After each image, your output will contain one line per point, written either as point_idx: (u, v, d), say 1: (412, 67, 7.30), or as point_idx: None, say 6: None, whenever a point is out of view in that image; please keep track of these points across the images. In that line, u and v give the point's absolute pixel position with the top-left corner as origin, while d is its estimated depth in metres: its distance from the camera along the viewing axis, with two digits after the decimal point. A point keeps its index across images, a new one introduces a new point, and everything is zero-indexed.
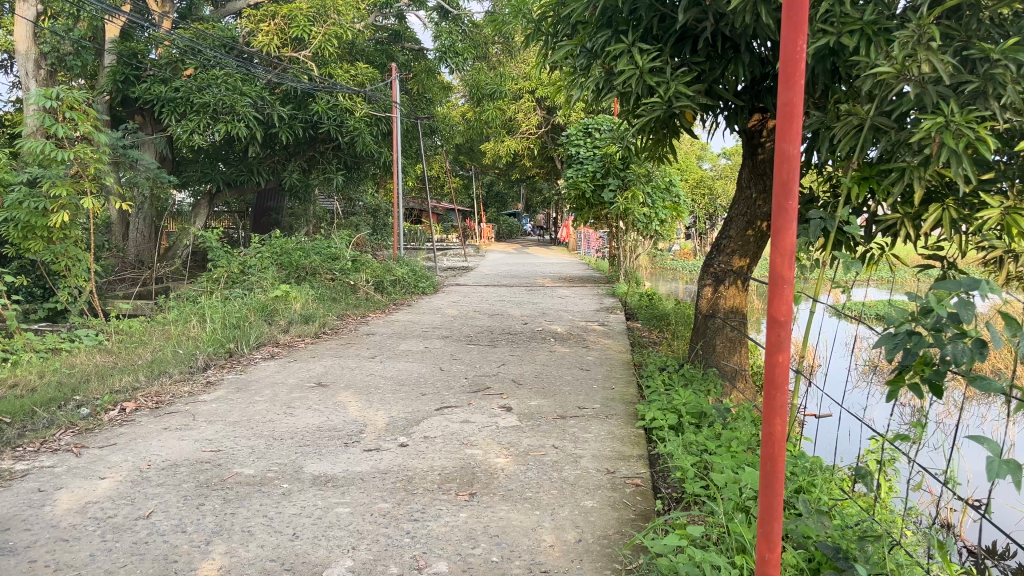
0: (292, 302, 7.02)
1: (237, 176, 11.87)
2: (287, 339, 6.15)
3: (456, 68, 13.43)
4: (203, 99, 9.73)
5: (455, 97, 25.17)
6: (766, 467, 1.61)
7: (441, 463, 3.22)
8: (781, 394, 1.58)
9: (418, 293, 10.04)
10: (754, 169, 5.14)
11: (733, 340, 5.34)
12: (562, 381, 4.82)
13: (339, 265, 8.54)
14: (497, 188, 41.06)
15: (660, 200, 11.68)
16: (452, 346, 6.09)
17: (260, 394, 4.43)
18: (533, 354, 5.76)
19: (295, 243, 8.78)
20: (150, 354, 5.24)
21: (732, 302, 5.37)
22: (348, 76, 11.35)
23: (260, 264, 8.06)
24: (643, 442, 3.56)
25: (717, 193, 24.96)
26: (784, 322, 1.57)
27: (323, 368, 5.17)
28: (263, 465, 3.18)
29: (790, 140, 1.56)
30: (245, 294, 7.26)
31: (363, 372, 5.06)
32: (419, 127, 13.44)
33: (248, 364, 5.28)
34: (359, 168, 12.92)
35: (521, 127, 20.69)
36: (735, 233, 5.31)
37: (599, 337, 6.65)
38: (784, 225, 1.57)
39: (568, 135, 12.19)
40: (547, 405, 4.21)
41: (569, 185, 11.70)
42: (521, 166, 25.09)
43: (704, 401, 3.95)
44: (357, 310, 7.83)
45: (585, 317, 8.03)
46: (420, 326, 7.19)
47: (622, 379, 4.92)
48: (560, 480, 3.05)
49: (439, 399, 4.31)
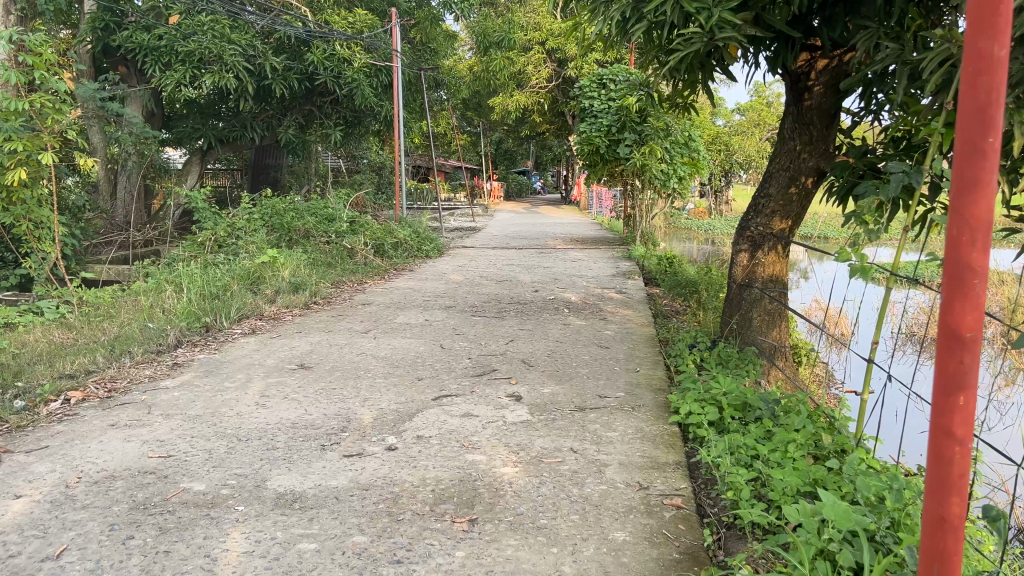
0: (281, 268, 6.38)
1: (230, 132, 11.13)
2: (273, 310, 5.57)
3: (462, 14, 12.67)
4: (188, 47, 9.00)
5: (462, 50, 24.16)
6: (934, 569, 1.07)
7: (435, 475, 2.63)
8: (964, 458, 1.03)
9: (421, 256, 9.45)
10: (798, 118, 4.48)
11: (772, 313, 4.74)
12: (578, 361, 4.22)
13: (335, 228, 7.92)
14: (505, 145, 40.17)
15: (678, 155, 10.95)
16: (455, 318, 5.50)
17: (231, 380, 3.84)
18: (545, 327, 5.16)
19: (289, 203, 8.18)
20: (114, 330, 4.66)
21: (770, 271, 4.73)
22: (345, 23, 10.64)
23: (249, 226, 7.41)
24: (679, 444, 2.97)
25: (733, 149, 24.25)
26: (971, 341, 1.01)
27: (309, 346, 4.58)
28: (218, 479, 2.60)
29: (993, 40, 0.98)
30: (231, 259, 6.63)
31: (353, 350, 4.47)
32: (423, 79, 12.71)
33: (227, 341, 4.70)
34: (359, 123, 12.25)
35: (531, 80, 19.88)
36: (776, 191, 4.65)
37: (617, 307, 6.03)
38: (981, 170, 1.00)
39: (581, 86, 11.45)
40: (563, 394, 3.61)
41: (583, 141, 10.99)
42: (530, 122, 24.27)
43: (747, 389, 3.38)
44: (353, 277, 7.23)
45: (601, 283, 7.41)
46: (421, 294, 6.59)
47: (646, 360, 4.32)
48: (581, 500, 2.45)
49: (437, 385, 3.73)
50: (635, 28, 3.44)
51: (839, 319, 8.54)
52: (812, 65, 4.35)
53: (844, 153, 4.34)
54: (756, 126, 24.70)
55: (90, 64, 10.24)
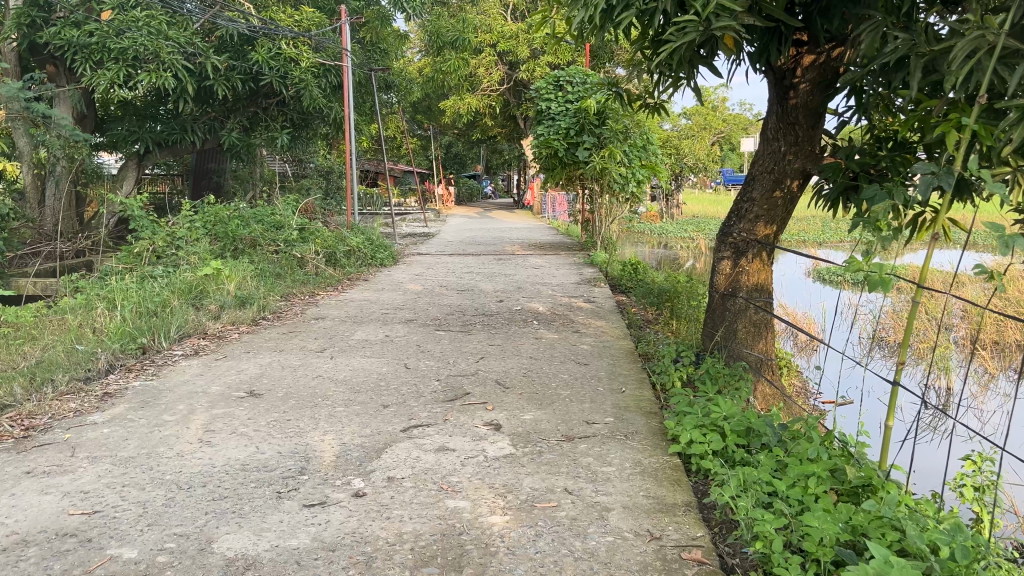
0: (226, 281, 5.89)
1: (169, 135, 10.45)
2: (217, 327, 5.11)
3: (413, 13, 12.29)
4: (121, 44, 8.39)
5: (411, 52, 23.67)
6: None
7: (413, 528, 2.26)
8: None
9: (375, 265, 9.03)
10: (783, 117, 4.22)
11: (758, 324, 4.48)
12: (557, 381, 3.87)
13: (284, 236, 7.46)
14: (455, 149, 39.81)
15: (637, 158, 10.73)
16: (417, 333, 5.11)
17: (170, 411, 3.39)
18: (516, 342, 4.81)
19: (233, 211, 7.67)
20: (37, 356, 4.16)
21: (755, 279, 4.45)
22: (291, 22, 10.11)
23: (191, 235, 6.88)
24: (685, 481, 2.66)
25: (684, 152, 24.22)
26: None
27: (257, 369, 4.14)
28: (154, 541, 2.19)
29: None
30: (170, 271, 6.11)
31: (307, 374, 4.04)
32: (373, 80, 12.26)
33: (165, 364, 4.23)
34: (307, 125, 11.73)
35: (482, 83, 19.56)
36: (760, 195, 4.39)
37: (588, 318, 5.72)
38: None
39: (538, 88, 11.27)
40: (546, 421, 3.26)
41: (541, 143, 10.72)
42: (481, 126, 23.97)
43: (750, 413, 3.08)
44: (303, 289, 6.77)
45: (567, 291, 7.11)
46: (379, 306, 6.18)
47: (630, 378, 4.00)
48: (587, 557, 2.10)
49: (405, 413, 3.34)
50: (623, 15, 3.14)
51: (808, 324, 8.43)
52: (799, 60, 4.09)
53: (831, 155, 4.11)
54: (704, 129, 24.82)
55: (13, 62, 9.52)
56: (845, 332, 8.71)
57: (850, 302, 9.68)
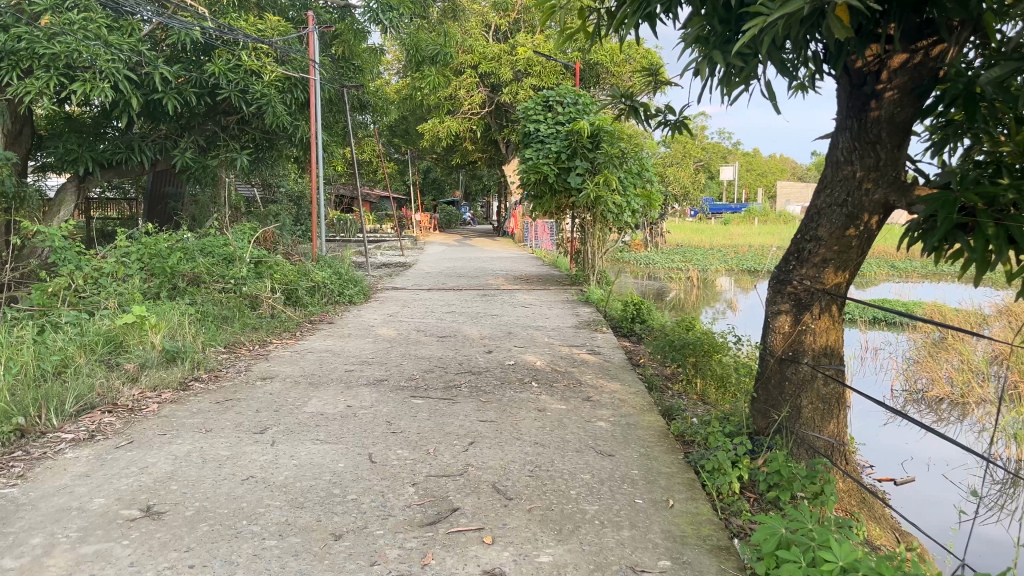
0: (152, 330, 4.77)
1: (112, 154, 9.19)
2: (132, 395, 4.00)
3: (390, 26, 11.34)
4: (50, 49, 7.25)
5: (388, 73, 22.81)
6: None
7: None
8: None
9: (342, 302, 7.98)
10: (859, 135, 3.19)
11: (826, 400, 3.47)
12: (577, 486, 2.84)
13: (234, 271, 6.39)
14: (432, 174, 39.05)
15: (633, 186, 9.78)
16: (387, 403, 4.03)
17: (15, 552, 2.29)
18: (514, 418, 3.75)
19: (176, 240, 6.56)
20: None
21: (822, 341, 3.43)
22: (252, 28, 9.00)
23: (121, 271, 5.74)
24: None
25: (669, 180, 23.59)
26: None
27: (168, 465, 3.04)
28: None
29: None
30: (85, 317, 4.96)
31: (235, 474, 2.95)
32: (345, 97, 11.25)
33: (43, 458, 3.11)
34: (269, 143, 10.69)
35: (463, 105, 18.74)
36: (827, 233, 3.33)
37: (597, 377, 4.69)
38: None
39: (523, 109, 10.29)
40: (573, 567, 2.22)
41: (528, 167, 9.68)
42: (461, 150, 23.13)
43: (881, 564, 2.05)
44: (253, 336, 5.70)
45: (565, 338, 6.07)
46: (342, 360, 5.11)
47: (673, 480, 2.97)
48: None
49: (367, 552, 2.30)
50: None
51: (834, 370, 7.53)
52: (885, 61, 3.07)
53: (926, 183, 3.06)
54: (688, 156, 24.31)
55: None
56: (870, 377, 7.84)
57: (868, 346, 8.85)
